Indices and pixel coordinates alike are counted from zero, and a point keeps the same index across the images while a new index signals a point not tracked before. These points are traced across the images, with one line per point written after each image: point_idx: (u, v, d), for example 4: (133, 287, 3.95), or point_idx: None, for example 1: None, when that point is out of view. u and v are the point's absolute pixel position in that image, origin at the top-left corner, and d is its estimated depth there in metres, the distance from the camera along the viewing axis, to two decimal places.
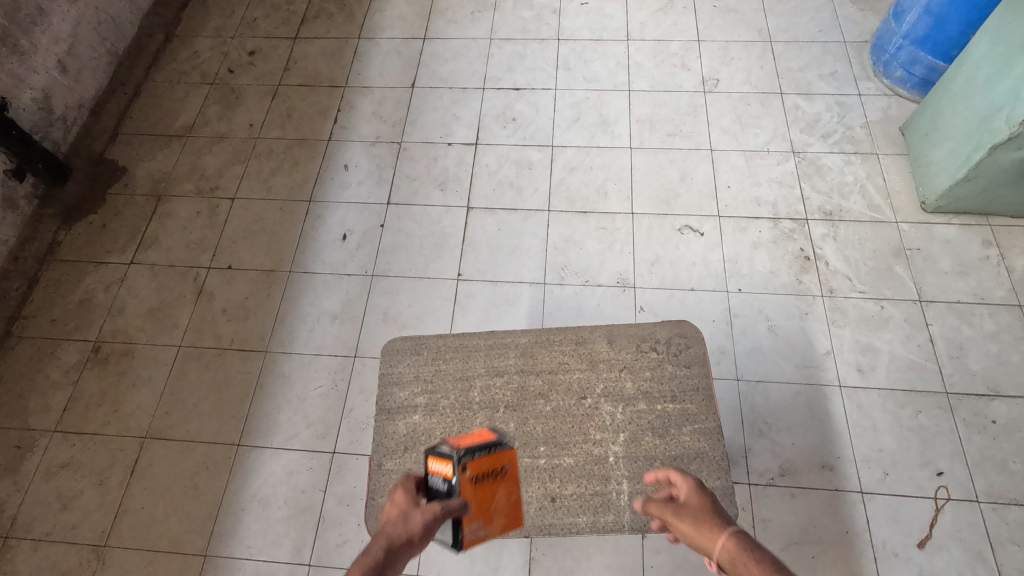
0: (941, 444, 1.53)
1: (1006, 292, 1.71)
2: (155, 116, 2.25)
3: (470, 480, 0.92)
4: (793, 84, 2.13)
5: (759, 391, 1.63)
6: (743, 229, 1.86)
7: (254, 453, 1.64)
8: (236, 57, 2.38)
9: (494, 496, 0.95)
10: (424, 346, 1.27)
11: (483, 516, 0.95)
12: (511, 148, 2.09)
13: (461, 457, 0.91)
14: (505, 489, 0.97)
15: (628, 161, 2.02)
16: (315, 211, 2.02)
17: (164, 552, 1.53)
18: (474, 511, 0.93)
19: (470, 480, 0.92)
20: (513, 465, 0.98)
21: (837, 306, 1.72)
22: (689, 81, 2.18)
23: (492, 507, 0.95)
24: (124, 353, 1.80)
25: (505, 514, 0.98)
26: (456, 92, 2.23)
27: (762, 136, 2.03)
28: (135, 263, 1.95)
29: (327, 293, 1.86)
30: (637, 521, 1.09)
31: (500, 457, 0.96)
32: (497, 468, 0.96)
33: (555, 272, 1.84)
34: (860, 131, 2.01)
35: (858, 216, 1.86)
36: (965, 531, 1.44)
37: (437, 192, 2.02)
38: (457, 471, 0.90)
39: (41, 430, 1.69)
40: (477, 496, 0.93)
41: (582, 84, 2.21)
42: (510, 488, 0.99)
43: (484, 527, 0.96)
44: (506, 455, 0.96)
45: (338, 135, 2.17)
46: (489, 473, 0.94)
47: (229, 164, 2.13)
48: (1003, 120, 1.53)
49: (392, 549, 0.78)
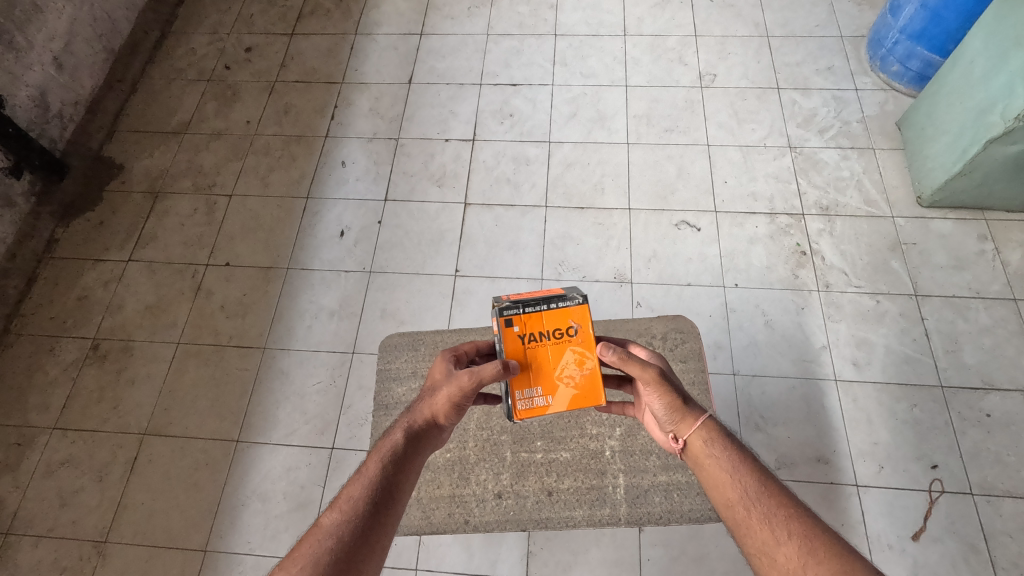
0: (936, 437, 1.54)
1: (1001, 285, 1.72)
2: (152, 113, 2.25)
3: (522, 336, 0.95)
4: (790, 79, 2.13)
5: (756, 385, 1.63)
6: (740, 224, 1.87)
7: (252, 449, 1.64)
8: (233, 54, 2.37)
9: (556, 358, 0.95)
10: (421, 342, 1.28)
11: (544, 381, 0.95)
12: (508, 144, 2.09)
13: (504, 310, 0.96)
14: (568, 355, 0.95)
15: (625, 157, 2.03)
16: (312, 207, 2.02)
17: (164, 548, 1.53)
18: (531, 372, 0.95)
19: (520, 336, 0.95)
20: (582, 327, 0.96)
21: (833, 301, 1.73)
22: (686, 77, 2.18)
23: (553, 372, 0.94)
24: (122, 350, 1.80)
25: (572, 383, 0.95)
26: (453, 88, 2.23)
27: (759, 131, 2.03)
28: (133, 260, 1.95)
29: (325, 290, 1.87)
30: (633, 515, 1.09)
31: (565, 315, 0.97)
32: (558, 329, 0.96)
33: (553, 267, 1.84)
34: (857, 126, 2.01)
35: (854, 211, 1.87)
36: (959, 523, 1.45)
37: (434, 188, 2.02)
38: (502, 324, 0.95)
39: (40, 427, 1.69)
40: (531, 354, 0.95)
41: (579, 79, 2.21)
42: (582, 354, 0.96)
43: (544, 396, 0.94)
44: (567, 312, 0.96)
45: (335, 132, 2.17)
46: (547, 332, 0.96)
47: (226, 161, 2.13)
48: (998, 114, 1.54)
49: (412, 432, 0.90)
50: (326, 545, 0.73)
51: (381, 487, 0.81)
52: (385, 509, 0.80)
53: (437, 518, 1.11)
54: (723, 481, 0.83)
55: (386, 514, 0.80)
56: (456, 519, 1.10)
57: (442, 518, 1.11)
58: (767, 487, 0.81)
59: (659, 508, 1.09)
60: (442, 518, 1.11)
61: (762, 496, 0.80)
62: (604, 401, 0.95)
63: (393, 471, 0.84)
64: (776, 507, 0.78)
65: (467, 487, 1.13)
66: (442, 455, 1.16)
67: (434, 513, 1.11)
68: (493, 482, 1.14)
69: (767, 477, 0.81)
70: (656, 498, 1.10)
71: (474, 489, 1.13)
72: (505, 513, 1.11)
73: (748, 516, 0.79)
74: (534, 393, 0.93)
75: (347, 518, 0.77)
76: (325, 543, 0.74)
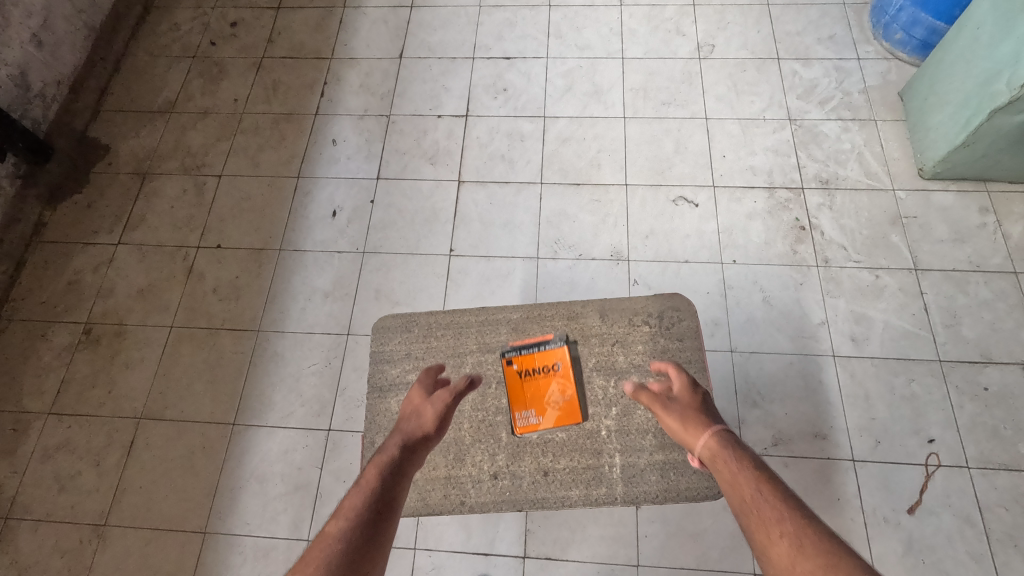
0: (933, 412, 1.54)
1: (1002, 259, 1.69)
2: (137, 92, 2.19)
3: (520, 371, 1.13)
4: (791, 49, 2.08)
5: (754, 362, 1.63)
6: (738, 199, 1.84)
7: (248, 433, 1.64)
8: (218, 29, 2.30)
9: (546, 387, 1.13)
10: (415, 323, 1.24)
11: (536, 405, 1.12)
12: (502, 120, 2.04)
13: (506, 353, 1.13)
14: (552, 386, 1.13)
15: (621, 132, 1.99)
16: (303, 187, 1.98)
17: (165, 530, 1.54)
18: (526, 399, 1.13)
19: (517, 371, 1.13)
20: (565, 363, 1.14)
21: (832, 276, 1.71)
22: (684, 48, 2.12)
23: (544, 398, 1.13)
24: (115, 335, 1.78)
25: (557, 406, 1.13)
26: (445, 62, 2.17)
27: (758, 104, 1.99)
28: (123, 243, 1.92)
29: (319, 271, 1.84)
30: (629, 494, 1.08)
31: (552, 354, 1.14)
32: (543, 365, 1.14)
33: (549, 245, 1.82)
34: (859, 97, 1.97)
35: (854, 184, 1.84)
36: (954, 496, 1.45)
37: (428, 165, 1.98)
38: (504, 363, 1.13)
39: (35, 413, 1.69)
40: (526, 385, 1.12)
41: (575, 51, 2.15)
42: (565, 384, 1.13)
43: (537, 416, 1.12)
44: (549, 353, 1.13)
45: (325, 109, 2.12)
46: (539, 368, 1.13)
47: (214, 140, 2.08)
48: (1004, 83, 1.50)
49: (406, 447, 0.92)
50: (335, 547, 0.72)
51: (383, 497, 0.81)
52: (388, 517, 0.80)
53: (433, 499, 1.10)
54: (723, 482, 0.85)
55: (387, 521, 0.79)
56: (452, 500, 1.09)
57: (438, 499, 1.10)
58: (768, 489, 0.80)
59: (655, 486, 1.07)
60: (438, 500, 1.10)
61: (764, 496, 0.79)
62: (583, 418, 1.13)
63: (392, 481, 0.85)
64: (773, 509, 0.77)
65: (462, 469, 1.12)
66: None
67: (431, 495, 1.10)
68: (489, 462, 1.12)
69: (767, 477, 0.80)
70: (652, 476, 1.08)
71: (470, 471, 1.12)
72: (501, 493, 1.10)
73: (749, 518, 0.79)
74: (529, 415, 1.12)
75: (352, 522, 0.76)
76: (333, 547, 0.72)
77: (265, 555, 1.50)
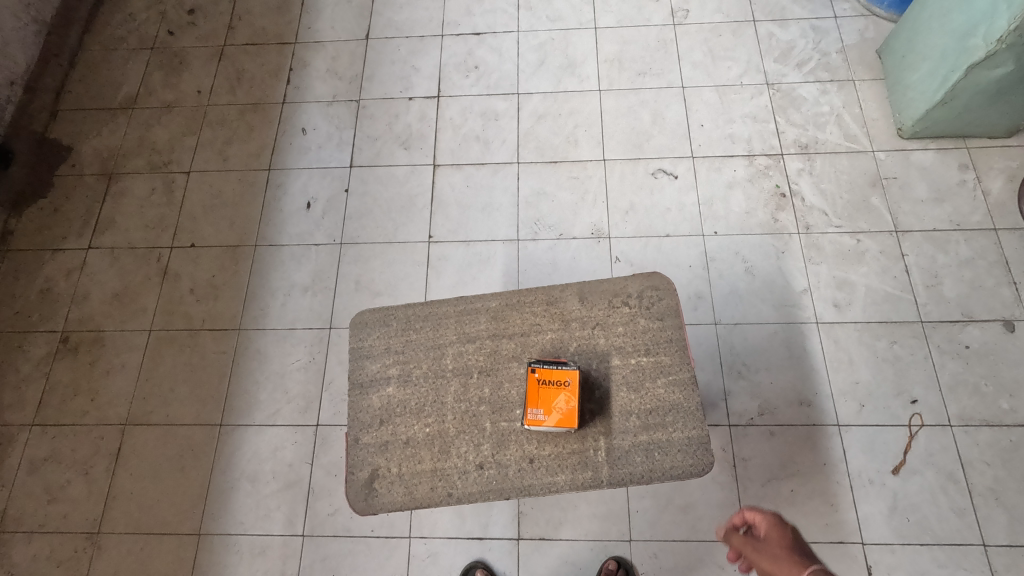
0: (915, 372, 1.56)
1: (981, 216, 1.69)
2: (95, 88, 2.11)
3: (540, 380, 1.07)
4: (766, 10, 2.03)
5: (738, 333, 1.63)
6: (718, 168, 1.82)
7: (237, 432, 1.63)
8: (175, 17, 2.21)
9: (553, 396, 1.06)
10: (393, 317, 1.21)
11: (541, 405, 1.06)
12: (475, 99, 1.99)
13: (529, 362, 1.09)
14: (560, 398, 1.06)
15: (597, 106, 1.94)
16: (275, 179, 1.93)
17: (160, 533, 1.55)
18: (532, 399, 1.06)
19: (537, 382, 1.07)
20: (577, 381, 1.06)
21: (814, 243, 1.70)
22: (658, 14, 2.07)
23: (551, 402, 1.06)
24: (93, 341, 1.75)
25: (559, 413, 1.05)
26: (413, 41, 2.10)
27: (735, 69, 1.95)
28: (94, 247, 1.87)
29: (296, 265, 1.81)
30: (615, 476, 1.05)
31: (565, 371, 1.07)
32: (556, 378, 1.07)
33: (528, 227, 1.79)
34: (837, 58, 1.93)
35: (834, 147, 1.81)
36: (937, 454, 1.48)
37: (401, 150, 1.94)
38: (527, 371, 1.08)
39: (18, 425, 1.67)
40: (540, 391, 1.06)
41: (546, 23, 2.09)
42: (571, 399, 1.06)
43: (538, 413, 1.05)
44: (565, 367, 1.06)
45: (292, 97, 2.05)
46: (555, 380, 1.07)
47: (180, 135, 2.02)
48: (981, 37, 1.48)
49: None
50: None
51: None
52: None
53: (421, 492, 1.08)
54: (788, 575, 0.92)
55: None
56: (439, 492, 1.08)
57: (425, 492, 1.08)
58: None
59: (641, 467, 1.06)
60: (425, 493, 1.08)
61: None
62: (574, 425, 1.05)
63: None
64: None
65: (448, 461, 1.10)
66: (421, 431, 1.12)
67: (417, 488, 1.08)
68: (474, 453, 1.10)
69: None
70: (637, 457, 1.06)
71: (456, 462, 1.09)
72: (487, 484, 1.07)
73: None
74: (530, 412, 1.05)
75: None
76: None
77: (262, 553, 1.52)
